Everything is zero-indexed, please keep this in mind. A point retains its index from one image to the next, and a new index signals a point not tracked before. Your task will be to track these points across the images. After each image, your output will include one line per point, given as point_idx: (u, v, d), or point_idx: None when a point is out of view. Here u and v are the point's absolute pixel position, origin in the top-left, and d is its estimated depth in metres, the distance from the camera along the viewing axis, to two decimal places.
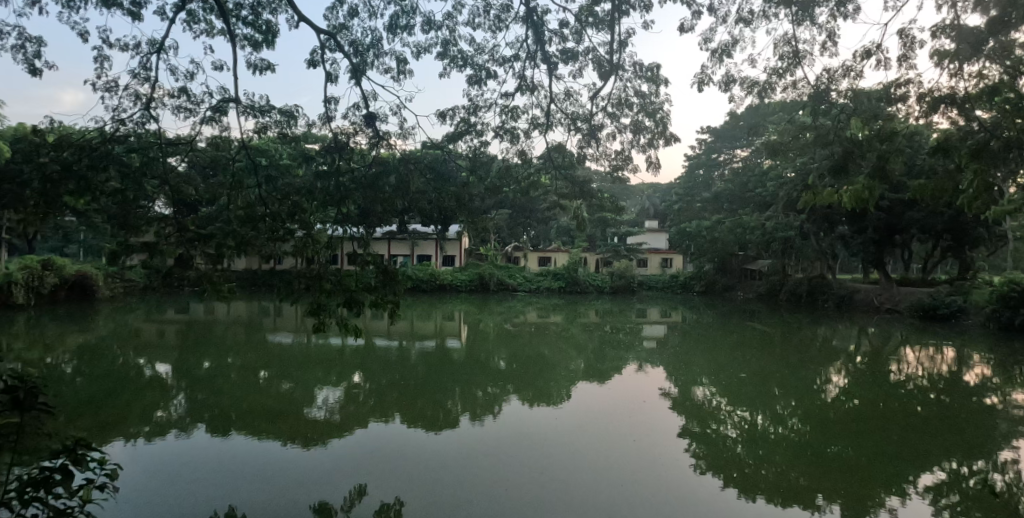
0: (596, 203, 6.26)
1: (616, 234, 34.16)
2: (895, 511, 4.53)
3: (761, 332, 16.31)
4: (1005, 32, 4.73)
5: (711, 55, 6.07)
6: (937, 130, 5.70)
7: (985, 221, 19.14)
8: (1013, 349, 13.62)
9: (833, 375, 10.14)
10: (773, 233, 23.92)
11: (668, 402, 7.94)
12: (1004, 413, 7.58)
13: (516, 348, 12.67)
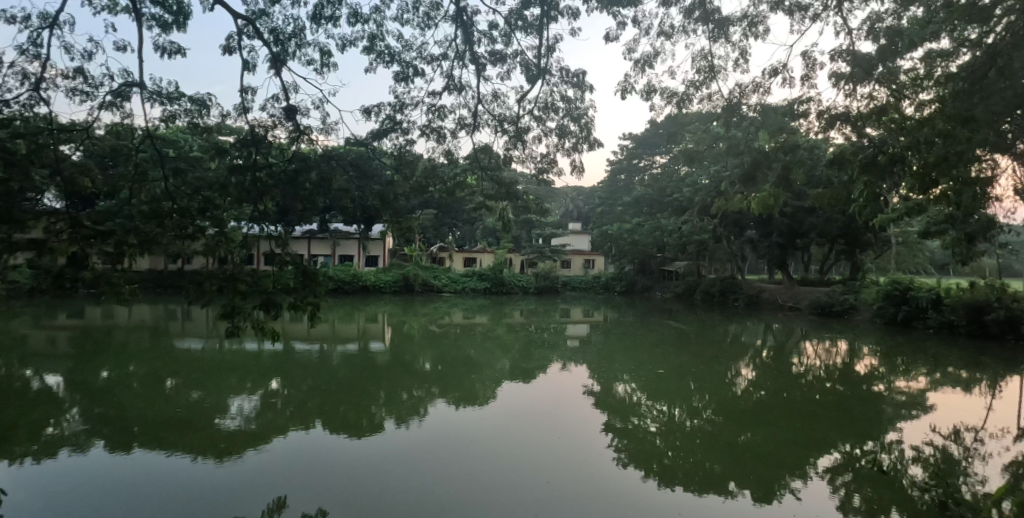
0: (522, 204, 6.33)
1: (541, 236, 34.75)
2: (798, 492, 4.91)
3: (679, 330, 17.22)
4: (892, 60, 5.29)
5: (634, 65, 6.34)
6: (835, 145, 6.26)
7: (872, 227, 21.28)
8: (895, 342, 15.22)
9: (742, 369, 10.87)
10: (688, 236, 25.32)
11: (592, 399, 8.18)
12: (887, 399, 8.45)
13: (443, 350, 12.53)
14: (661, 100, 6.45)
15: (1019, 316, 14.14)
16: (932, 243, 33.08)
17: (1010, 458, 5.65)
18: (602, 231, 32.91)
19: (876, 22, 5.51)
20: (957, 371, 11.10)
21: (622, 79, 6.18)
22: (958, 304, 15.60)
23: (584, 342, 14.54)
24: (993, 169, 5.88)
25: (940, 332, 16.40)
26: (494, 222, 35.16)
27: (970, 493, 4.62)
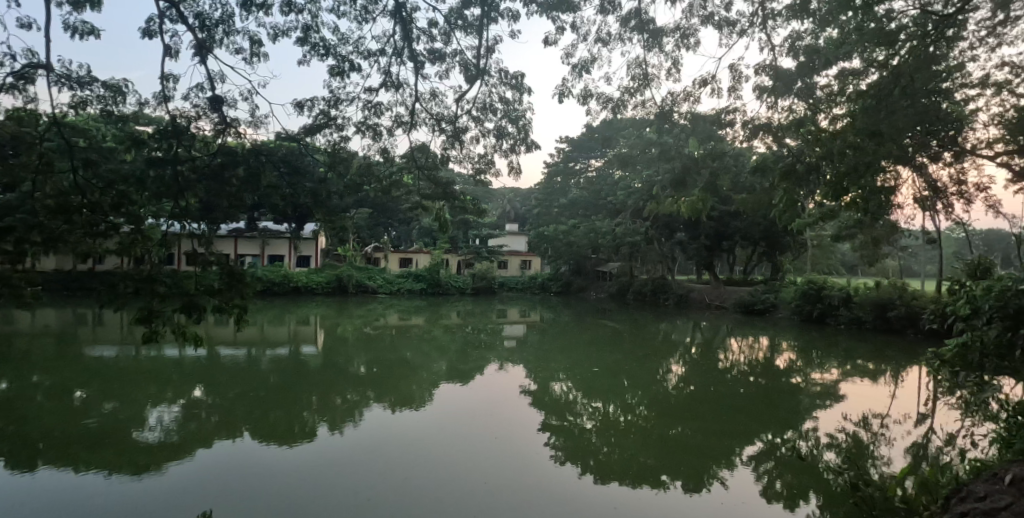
0: (459, 204, 6.26)
1: (479, 237, 34.78)
2: (725, 480, 5.19)
3: (614, 328, 17.74)
4: (809, 76, 5.75)
5: (572, 69, 6.49)
6: (759, 153, 6.68)
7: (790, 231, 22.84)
8: (811, 337, 16.41)
9: (673, 365, 11.35)
10: (622, 238, 26.20)
11: (529, 398, 8.25)
12: (803, 390, 9.09)
13: (380, 352, 12.23)
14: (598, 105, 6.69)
15: (916, 312, 15.59)
16: (843, 247, 35.83)
17: (910, 440, 6.23)
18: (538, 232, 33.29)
19: (796, 40, 5.94)
20: (865, 363, 12.08)
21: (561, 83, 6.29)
22: (865, 301, 17.04)
23: (520, 342, 14.63)
24: (896, 180, 6.48)
25: (849, 328, 17.79)
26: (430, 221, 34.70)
27: (877, 474, 5.06)
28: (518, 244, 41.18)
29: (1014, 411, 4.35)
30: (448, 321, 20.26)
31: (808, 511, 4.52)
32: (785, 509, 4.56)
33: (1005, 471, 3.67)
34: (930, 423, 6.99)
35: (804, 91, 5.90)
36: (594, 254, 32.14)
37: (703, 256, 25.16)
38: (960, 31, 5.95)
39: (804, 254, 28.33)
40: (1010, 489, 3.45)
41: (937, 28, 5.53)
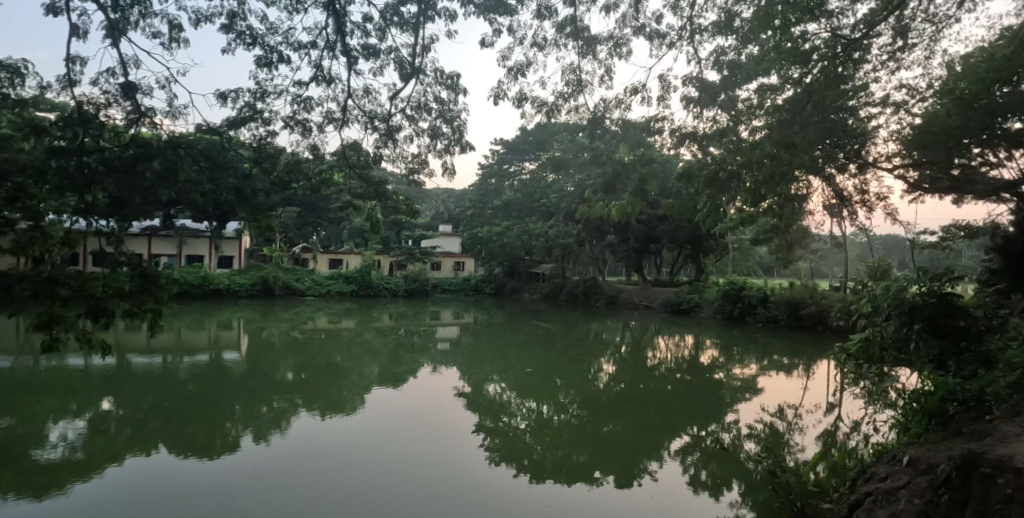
0: (391, 204, 6.13)
1: (411, 238, 34.31)
2: (654, 474, 5.41)
3: (549, 329, 18.08)
4: (731, 90, 6.32)
5: (508, 72, 6.54)
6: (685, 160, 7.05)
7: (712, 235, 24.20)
8: (732, 335, 17.47)
9: (603, 364, 11.69)
10: (555, 240, 26.76)
11: (463, 400, 8.21)
12: (725, 385, 9.64)
13: (308, 356, 11.76)
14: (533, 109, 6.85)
15: (825, 310, 16.92)
16: (759, 251, 38.36)
17: (819, 428, 6.77)
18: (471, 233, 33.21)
19: (721, 54, 6.39)
20: (781, 358, 12.94)
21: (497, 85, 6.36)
22: (780, 300, 18.26)
23: (455, 344, 14.55)
24: (807, 190, 7.07)
25: (766, 325, 18.98)
26: (362, 221, 33.81)
27: (792, 461, 5.46)
28: (452, 246, 40.90)
29: (907, 398, 4.84)
30: (383, 323, 19.79)
31: (731, 499, 4.80)
32: (710, 498, 4.83)
33: (903, 453, 4.09)
34: (836, 411, 7.62)
35: (726, 103, 6.34)
36: (527, 256, 32.46)
37: (632, 258, 26.16)
38: (864, 55, 6.53)
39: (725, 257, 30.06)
40: (907, 469, 3.86)
41: (844, 50, 6.07)
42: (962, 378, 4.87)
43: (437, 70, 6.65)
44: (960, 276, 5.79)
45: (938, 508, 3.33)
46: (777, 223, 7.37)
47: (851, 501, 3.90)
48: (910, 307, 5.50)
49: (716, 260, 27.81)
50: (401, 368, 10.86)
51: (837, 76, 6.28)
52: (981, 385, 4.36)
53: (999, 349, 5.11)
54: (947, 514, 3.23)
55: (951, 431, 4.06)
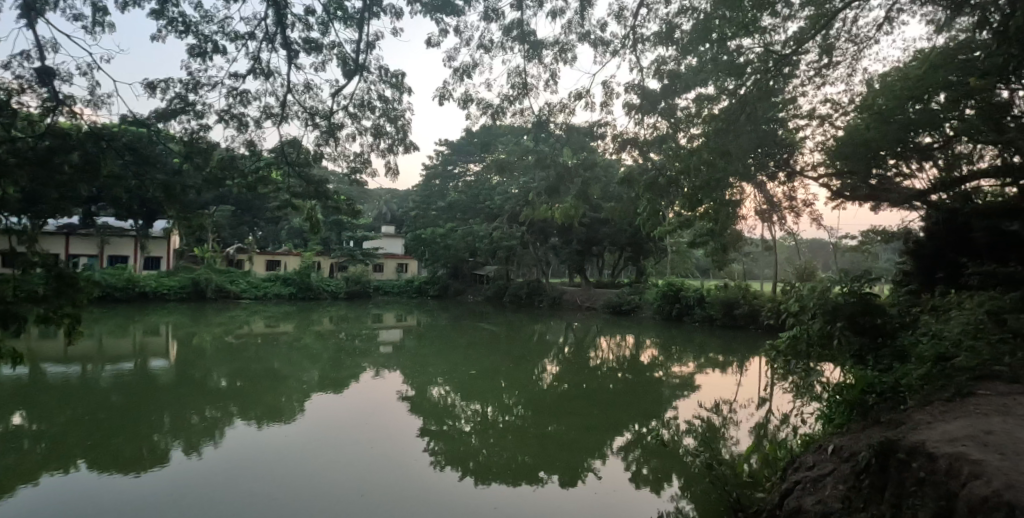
0: (332, 205, 5.98)
1: (353, 238, 33.54)
2: (598, 471, 5.54)
3: (494, 331, 18.12)
4: (671, 98, 6.65)
5: (455, 73, 6.59)
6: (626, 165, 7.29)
7: (652, 238, 25.08)
8: (671, 334, 18.17)
9: (547, 364, 11.84)
10: (499, 242, 26.94)
11: (406, 404, 8.10)
12: (663, 383, 10.01)
13: (244, 362, 11.27)
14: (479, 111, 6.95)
15: (756, 310, 17.89)
16: (695, 254, 40.03)
17: (752, 422, 7.13)
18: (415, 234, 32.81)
19: (662, 64, 6.79)
20: (717, 356, 13.53)
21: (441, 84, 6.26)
22: (716, 301, 19.08)
23: (398, 348, 14.31)
24: (740, 195, 7.48)
25: (702, 325, 19.76)
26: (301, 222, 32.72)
27: (728, 453, 5.74)
28: (395, 247, 40.30)
29: (830, 391, 5.20)
30: (322, 327, 19.16)
31: (672, 493, 5.02)
32: (653, 493, 5.01)
33: (828, 442, 4.42)
34: (767, 405, 8.05)
35: (665, 111, 6.62)
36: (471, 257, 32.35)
37: (576, 260, 26.70)
38: (793, 70, 7.23)
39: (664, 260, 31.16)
40: (832, 457, 4.19)
41: (774, 64, 6.55)
42: (878, 371, 5.29)
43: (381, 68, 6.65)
44: (876, 277, 6.27)
45: (860, 492, 3.64)
46: (713, 227, 7.73)
47: (782, 489, 4.22)
48: (833, 306, 5.88)
49: (655, 262, 28.79)
50: (341, 373, 10.57)
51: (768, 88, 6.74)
52: (895, 378, 4.75)
53: (910, 343, 5.57)
54: (869, 499, 3.53)
55: (870, 420, 4.40)
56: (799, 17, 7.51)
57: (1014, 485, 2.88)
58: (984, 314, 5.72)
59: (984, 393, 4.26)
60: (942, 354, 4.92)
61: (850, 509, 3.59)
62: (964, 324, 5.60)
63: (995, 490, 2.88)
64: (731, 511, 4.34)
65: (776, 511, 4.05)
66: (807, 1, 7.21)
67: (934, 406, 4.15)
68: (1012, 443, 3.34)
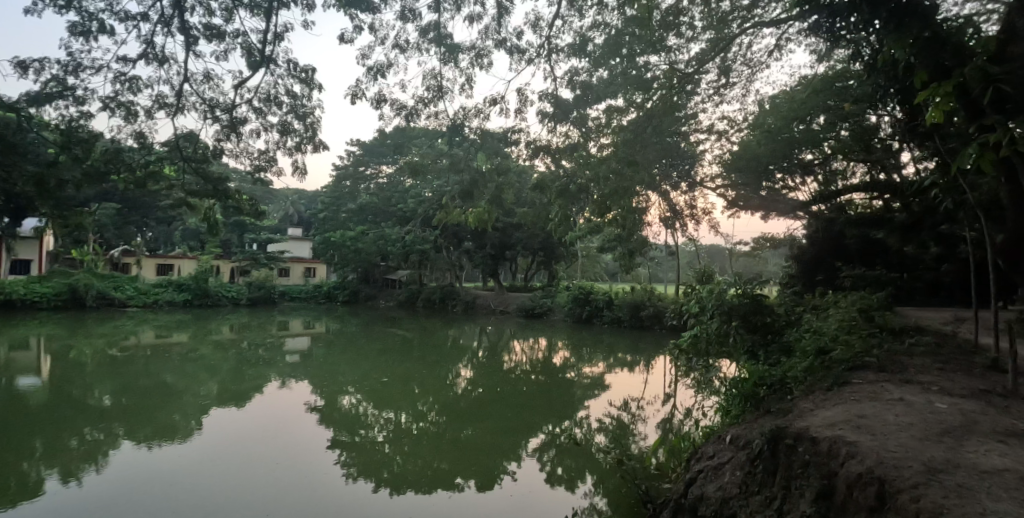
0: (233, 202, 6.34)
1: (256, 241, 31.67)
2: (514, 473, 5.60)
3: (407, 336, 17.81)
4: (582, 108, 6.90)
5: (369, 73, 6.98)
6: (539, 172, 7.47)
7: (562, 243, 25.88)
8: (582, 336, 18.80)
9: (461, 369, 11.79)
10: (412, 245, 26.64)
11: (316, 415, 7.75)
12: (575, 383, 10.30)
13: (131, 377, 10.25)
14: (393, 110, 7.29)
15: (660, 311, 18.94)
16: (603, 260, 41.74)
17: (658, 417, 7.52)
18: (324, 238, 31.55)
19: (575, 75, 7.16)
20: (625, 356, 14.18)
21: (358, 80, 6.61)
22: (623, 303, 19.97)
23: (306, 356, 13.65)
24: (645, 203, 7.93)
25: (611, 326, 20.55)
26: (196, 222, 30.40)
27: (637, 448, 6.02)
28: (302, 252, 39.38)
29: (728, 384, 5.62)
30: (222, 336, 17.89)
31: (585, 490, 5.17)
32: (568, 492, 5.15)
33: (727, 433, 4.78)
34: (671, 400, 8.54)
35: (577, 120, 6.89)
36: (383, 262, 31.57)
37: (489, 264, 26.98)
38: (694, 88, 7.84)
39: (574, 264, 32.18)
40: (730, 445, 4.54)
41: (678, 83, 7.10)
42: (769, 365, 5.78)
43: (288, 63, 6.91)
44: (766, 279, 6.86)
45: (754, 477, 3.96)
46: (621, 234, 8.14)
47: (687, 479, 4.52)
48: (728, 307, 6.42)
49: (566, 267, 29.67)
50: (243, 384, 9.91)
51: (672, 104, 7.29)
52: (781, 371, 5.21)
53: (795, 339, 6.15)
54: (761, 482, 3.85)
55: (762, 410, 4.79)
56: (700, 39, 8.16)
57: (882, 461, 3.26)
58: (855, 312, 6.43)
59: (856, 382, 4.79)
60: (821, 348, 5.48)
61: (747, 493, 3.90)
62: (840, 319, 6.24)
63: (867, 467, 3.24)
64: (642, 503, 4.57)
65: (682, 500, 4.32)
66: (708, 25, 7.83)
67: (816, 395, 4.61)
68: (879, 425, 3.78)
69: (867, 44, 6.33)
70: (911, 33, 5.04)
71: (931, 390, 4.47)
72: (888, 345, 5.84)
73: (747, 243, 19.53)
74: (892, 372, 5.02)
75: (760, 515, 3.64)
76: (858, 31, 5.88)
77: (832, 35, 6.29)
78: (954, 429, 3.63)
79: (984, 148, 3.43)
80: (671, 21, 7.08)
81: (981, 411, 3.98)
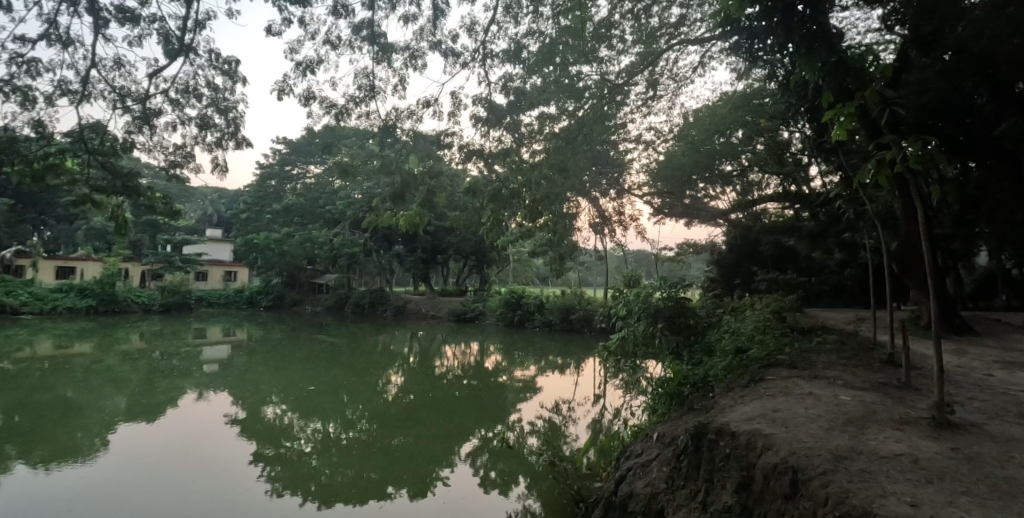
0: (145, 200, 6.49)
1: (169, 242, 29.81)
2: (447, 480, 5.55)
3: (335, 342, 17.24)
4: (516, 113, 6.95)
5: (299, 68, 7.22)
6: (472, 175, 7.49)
7: (494, 247, 26.05)
8: (514, 339, 19.03)
9: (392, 375, 11.55)
10: (340, 248, 25.94)
11: (236, 429, 7.36)
12: (508, 387, 10.35)
13: (26, 391, 9.36)
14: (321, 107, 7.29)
15: (590, 314, 19.43)
16: (535, 264, 42.29)
17: (589, 418, 7.68)
18: (245, 240, 30.03)
19: (509, 80, 7.33)
20: (556, 358, 14.42)
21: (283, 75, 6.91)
22: (554, 307, 20.35)
23: (224, 366, 12.87)
24: (575, 209, 8.15)
25: (542, 330, 20.83)
26: (101, 221, 28.25)
27: (568, 449, 6.14)
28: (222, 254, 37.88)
29: (654, 384, 5.85)
30: (130, 345, 16.59)
31: (519, 493, 5.21)
32: (502, 495, 5.17)
33: (653, 431, 4.98)
34: (601, 401, 8.77)
35: (510, 125, 6.96)
36: (309, 265, 30.51)
37: (420, 268, 26.73)
38: (623, 99, 8.40)
39: (506, 269, 32.38)
40: (657, 443, 4.73)
41: (608, 93, 7.84)
42: (692, 364, 6.07)
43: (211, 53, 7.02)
44: (689, 283, 7.23)
45: (680, 472, 4.15)
46: (552, 238, 8.32)
47: (616, 477, 4.65)
48: (654, 309, 6.73)
49: (498, 271, 29.80)
50: (153, 397, 9.22)
51: (601, 113, 8.03)
52: (704, 370, 5.50)
53: (714, 339, 6.52)
54: (687, 475, 4.05)
55: (686, 408, 5.02)
56: (630, 53, 8.50)
57: (795, 452, 3.49)
58: (768, 313, 6.91)
59: (771, 378, 5.13)
60: (739, 347, 5.84)
61: (673, 488, 4.07)
62: (756, 320, 6.64)
63: (782, 457, 3.46)
64: (574, 502, 4.66)
65: (612, 497, 4.44)
66: (637, 39, 8.14)
67: (735, 391, 4.90)
68: (792, 418, 4.06)
69: (780, 65, 6.88)
70: (820, 58, 5.54)
71: (836, 384, 4.87)
72: (797, 343, 6.31)
73: (670, 249, 20.46)
74: (802, 368, 5.43)
75: (687, 508, 3.80)
76: (773, 53, 6.30)
77: (751, 54, 6.75)
78: (856, 419, 3.97)
79: (881, 165, 3.77)
80: (602, 34, 7.69)
81: (879, 402, 4.37)
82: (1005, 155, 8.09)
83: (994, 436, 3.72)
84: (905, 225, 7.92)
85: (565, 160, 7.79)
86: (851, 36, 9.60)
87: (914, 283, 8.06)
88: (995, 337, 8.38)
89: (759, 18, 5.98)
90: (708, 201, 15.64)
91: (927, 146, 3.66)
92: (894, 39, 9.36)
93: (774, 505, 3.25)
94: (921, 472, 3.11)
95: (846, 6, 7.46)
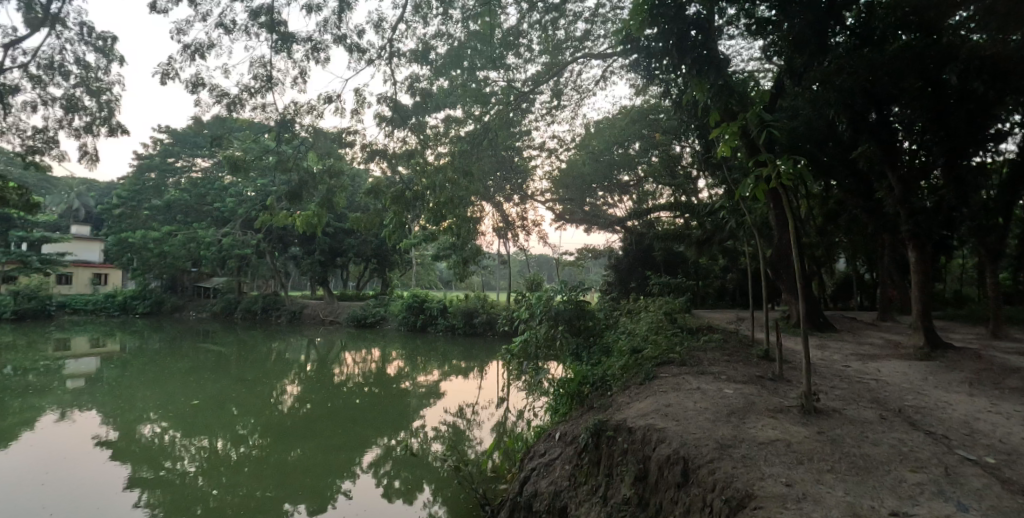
0: None
1: (24, 239, 26.58)
2: (349, 492, 5.38)
3: (223, 351, 15.98)
4: (420, 116, 6.97)
5: (188, 50, 6.95)
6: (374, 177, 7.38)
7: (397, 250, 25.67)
8: (419, 343, 18.93)
9: (287, 385, 10.91)
10: (229, 249, 24.40)
11: (108, 451, 6.64)
12: (411, 392, 10.20)
13: None
14: (215, 96, 6.97)
15: (493, 317, 19.70)
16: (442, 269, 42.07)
17: (492, 420, 7.77)
18: (116, 239, 27.07)
19: (416, 81, 7.25)
20: (459, 363, 14.37)
21: (166, 58, 6.88)
22: (457, 310, 20.42)
23: (93, 379, 11.55)
24: (480, 214, 8.30)
25: (444, 334, 20.61)
26: None
27: (472, 453, 6.18)
28: (89, 253, 35.05)
29: (557, 384, 6.10)
30: None
31: (424, 499, 5.17)
32: (405, 504, 5.08)
33: (555, 431, 5.15)
34: (504, 404, 8.90)
35: (415, 126, 6.98)
36: (194, 267, 28.20)
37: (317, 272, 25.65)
38: (529, 106, 8.70)
39: (411, 272, 31.79)
40: (559, 442, 4.89)
41: (513, 100, 8.09)
42: (590, 365, 6.37)
43: (81, 29, 7.20)
44: (588, 286, 7.67)
45: (581, 469, 4.34)
46: (458, 243, 8.39)
47: (521, 478, 4.75)
48: (554, 313, 7.11)
49: (402, 274, 29.22)
50: (3, 420, 8.05)
51: (506, 118, 8.33)
52: (603, 370, 5.77)
53: (612, 340, 6.90)
54: (588, 471, 4.24)
55: (586, 406, 5.27)
56: (538, 62, 8.78)
57: (684, 443, 3.74)
58: (660, 315, 7.42)
59: (663, 375, 5.50)
60: (635, 347, 6.22)
61: (575, 484, 4.23)
62: (649, 322, 7.10)
63: (674, 449, 3.70)
64: (481, 505, 4.73)
65: (517, 498, 4.53)
66: (544, 49, 8.40)
67: (631, 388, 5.21)
68: (680, 412, 4.39)
69: (674, 84, 7.45)
70: (708, 80, 6.08)
71: (721, 379, 5.34)
72: (686, 343, 6.83)
73: (571, 255, 21.28)
74: (690, 365, 5.88)
75: (588, 504, 3.98)
76: (667, 72, 6.79)
77: (649, 72, 7.27)
78: (738, 410, 4.38)
79: (758, 180, 4.15)
80: (511, 42, 7.92)
81: (756, 393, 4.87)
82: (854, 176, 9.40)
83: (852, 419, 4.28)
84: (777, 234, 8.88)
85: (472, 164, 7.92)
86: (736, 63, 10.64)
87: (783, 286, 9.05)
88: (845, 335, 9.58)
89: (656, 40, 6.46)
90: (606, 208, 16.61)
91: (797, 164, 4.10)
92: (770, 68, 10.48)
93: (668, 493, 3.48)
94: (793, 455, 3.50)
95: (731, 35, 8.22)
